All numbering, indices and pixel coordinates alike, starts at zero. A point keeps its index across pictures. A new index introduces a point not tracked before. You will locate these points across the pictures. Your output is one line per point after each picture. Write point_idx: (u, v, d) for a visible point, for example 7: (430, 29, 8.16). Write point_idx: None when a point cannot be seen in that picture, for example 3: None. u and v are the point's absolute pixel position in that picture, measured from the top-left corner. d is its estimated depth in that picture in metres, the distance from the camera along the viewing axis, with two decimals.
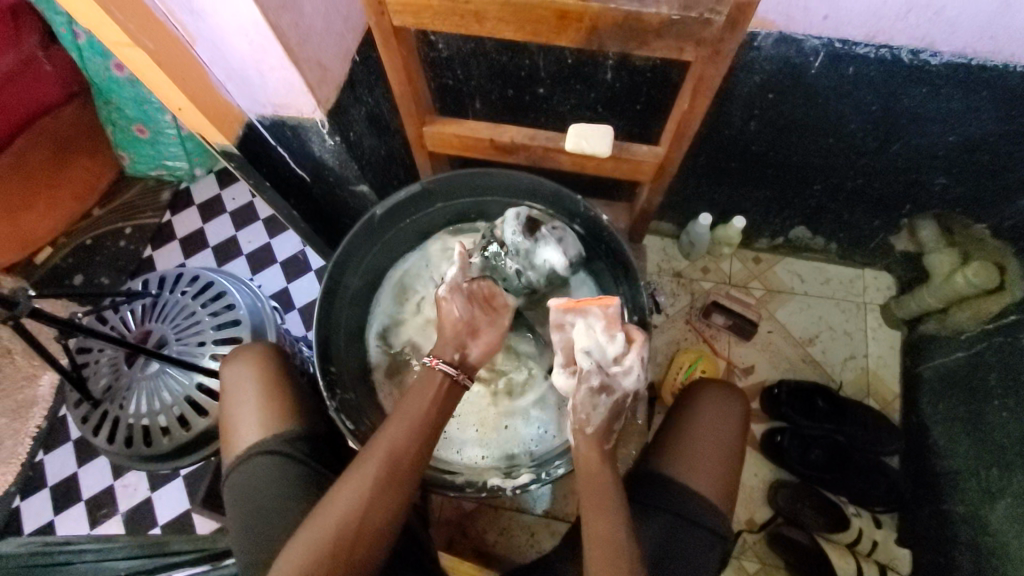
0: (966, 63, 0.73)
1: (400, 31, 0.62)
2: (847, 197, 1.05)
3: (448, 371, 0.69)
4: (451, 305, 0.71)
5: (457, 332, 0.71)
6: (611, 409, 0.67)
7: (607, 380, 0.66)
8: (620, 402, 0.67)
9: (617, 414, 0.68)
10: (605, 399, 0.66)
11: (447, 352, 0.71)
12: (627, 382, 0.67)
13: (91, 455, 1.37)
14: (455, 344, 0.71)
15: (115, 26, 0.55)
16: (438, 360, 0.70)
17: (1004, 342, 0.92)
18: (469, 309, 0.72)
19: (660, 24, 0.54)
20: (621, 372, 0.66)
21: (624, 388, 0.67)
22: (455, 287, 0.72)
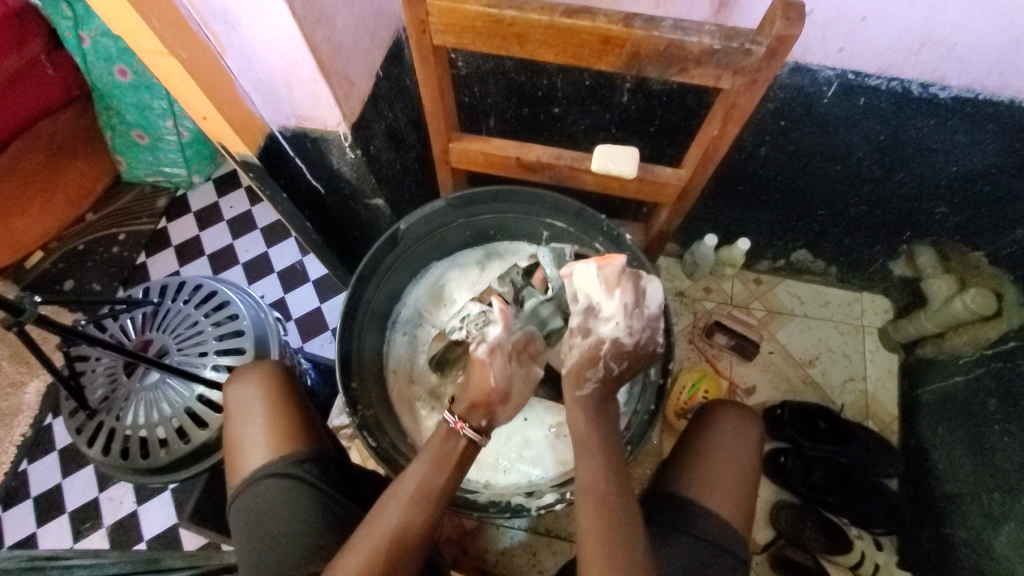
0: (974, 97, 0.76)
1: (438, 50, 0.64)
2: (849, 223, 1.07)
3: (472, 437, 0.66)
4: (491, 371, 0.67)
5: (485, 399, 0.67)
6: (583, 353, 0.68)
7: (587, 322, 0.68)
8: (595, 350, 0.68)
9: (592, 362, 0.68)
10: (578, 341, 0.69)
11: (474, 416, 0.67)
12: (605, 328, 0.67)
13: (75, 466, 1.33)
14: (480, 411, 0.67)
15: (151, 34, 0.56)
16: (463, 424, 0.66)
17: (1002, 367, 0.94)
18: (507, 373, 0.68)
19: (699, 52, 0.56)
20: (599, 317, 0.68)
21: (599, 334, 0.68)
22: (496, 347, 0.68)
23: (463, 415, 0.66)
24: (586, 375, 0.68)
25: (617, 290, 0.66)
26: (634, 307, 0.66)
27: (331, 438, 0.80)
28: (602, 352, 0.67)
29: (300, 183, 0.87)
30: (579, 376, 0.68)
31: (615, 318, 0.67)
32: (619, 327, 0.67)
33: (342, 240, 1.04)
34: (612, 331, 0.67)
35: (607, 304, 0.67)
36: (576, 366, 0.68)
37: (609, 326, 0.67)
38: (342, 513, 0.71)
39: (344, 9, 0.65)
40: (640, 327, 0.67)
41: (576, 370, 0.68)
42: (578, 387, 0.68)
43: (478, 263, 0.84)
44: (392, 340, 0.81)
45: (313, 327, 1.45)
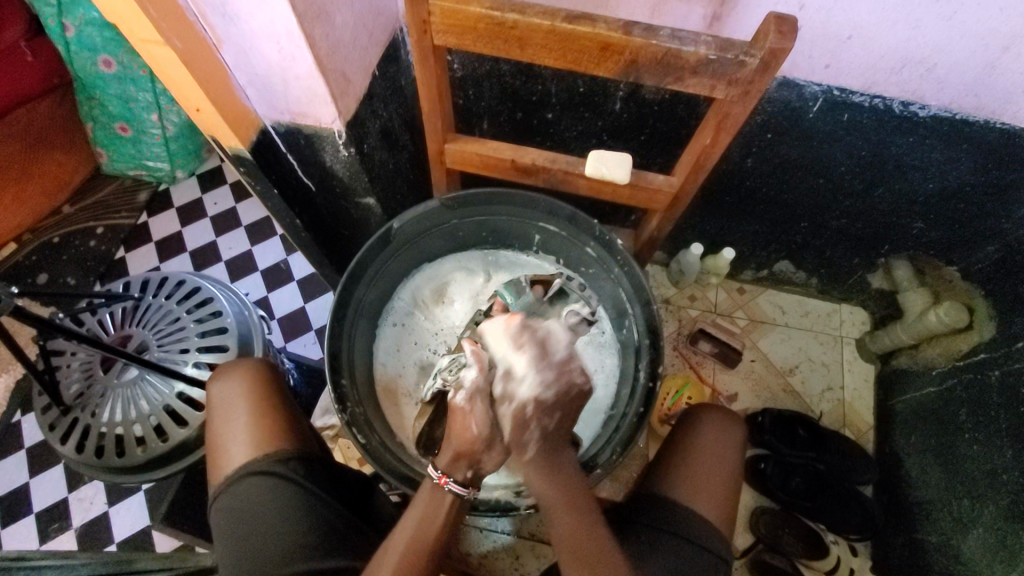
0: (951, 116, 0.79)
1: (438, 50, 0.64)
2: (830, 235, 1.10)
3: (459, 491, 0.61)
4: (473, 421, 0.59)
5: (469, 448, 0.59)
6: (512, 420, 0.59)
7: (507, 390, 0.59)
8: (522, 414, 0.59)
9: (523, 425, 0.59)
10: (504, 409, 0.59)
11: (458, 469, 0.61)
12: (523, 391, 0.59)
13: (45, 465, 1.29)
14: (465, 462, 0.61)
15: (147, 22, 0.55)
16: (446, 478, 0.61)
17: (974, 378, 0.97)
18: (491, 420, 0.59)
19: (695, 62, 0.57)
20: (514, 380, 0.59)
21: (521, 398, 0.58)
22: (474, 393, 0.59)
23: (445, 469, 0.62)
24: (523, 441, 0.60)
25: (521, 343, 0.61)
26: (541, 359, 0.60)
27: (317, 437, 0.79)
28: (528, 413, 0.59)
29: (291, 180, 0.87)
30: (517, 444, 0.60)
31: (529, 377, 0.59)
32: (536, 385, 0.59)
33: (330, 238, 1.04)
34: (529, 391, 0.59)
35: (517, 364, 0.59)
36: (511, 432, 0.59)
37: (525, 386, 0.59)
38: (327, 513, 0.71)
39: (343, 6, 0.66)
40: (554, 378, 0.60)
41: (513, 437, 0.59)
42: (523, 453, 0.61)
43: (485, 271, 0.84)
44: (382, 335, 0.81)
45: (297, 326, 1.43)
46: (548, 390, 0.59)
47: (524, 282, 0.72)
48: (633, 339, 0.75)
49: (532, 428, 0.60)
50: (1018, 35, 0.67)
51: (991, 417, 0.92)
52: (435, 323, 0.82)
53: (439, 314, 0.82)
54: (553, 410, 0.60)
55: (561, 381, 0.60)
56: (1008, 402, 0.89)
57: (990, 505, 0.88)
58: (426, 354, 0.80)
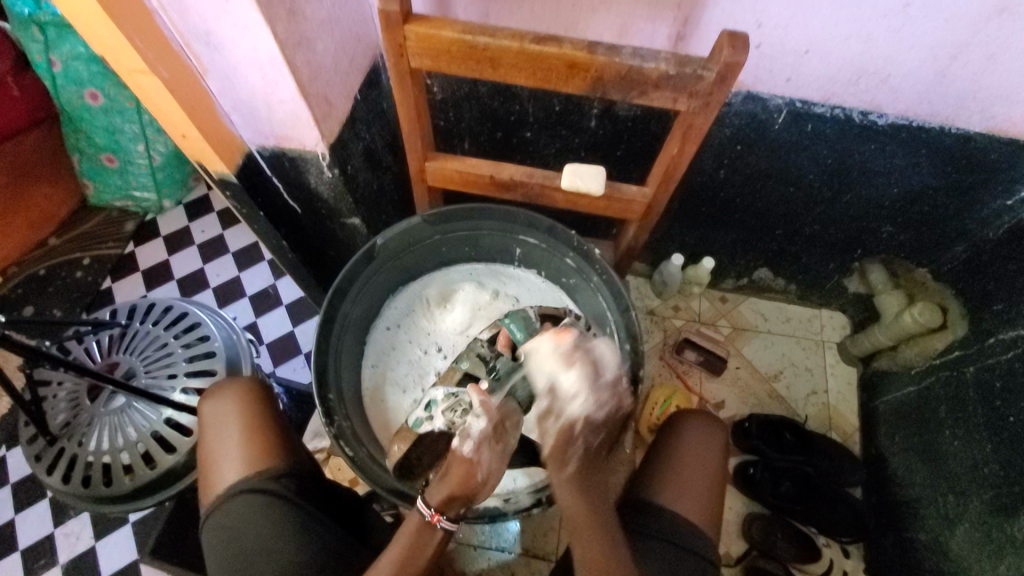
0: (908, 123, 0.83)
1: (414, 72, 0.67)
2: (805, 242, 1.13)
3: (449, 528, 0.63)
4: (481, 466, 0.61)
5: (466, 489, 0.61)
6: (558, 437, 0.61)
7: (555, 405, 0.62)
8: (569, 430, 0.61)
9: (569, 442, 0.61)
10: (550, 424, 0.62)
11: (453, 506, 0.63)
12: (573, 407, 0.61)
13: (29, 501, 1.26)
14: (460, 501, 0.62)
15: (135, 53, 0.58)
16: (439, 517, 0.62)
17: (950, 376, 1.00)
18: (495, 459, 0.62)
19: (657, 76, 0.61)
20: (565, 397, 0.62)
21: (570, 414, 0.61)
22: (481, 441, 0.61)
23: (438, 507, 0.62)
24: (568, 455, 0.62)
25: (573, 361, 0.63)
26: (594, 379, 0.62)
27: (307, 455, 0.80)
28: (577, 429, 0.61)
29: (277, 203, 0.89)
30: (560, 458, 0.62)
31: (581, 395, 0.61)
32: (587, 403, 0.61)
33: (317, 258, 1.06)
34: (580, 409, 0.61)
35: (566, 380, 0.62)
36: (556, 447, 0.62)
37: (577, 403, 0.61)
38: (318, 529, 0.71)
39: (324, 34, 0.68)
40: (608, 399, 0.62)
41: (556, 452, 0.62)
42: (564, 467, 0.62)
43: (493, 288, 0.86)
44: (375, 335, 0.85)
45: (285, 350, 1.44)
46: (597, 412, 0.62)
47: (534, 316, 0.71)
48: (616, 344, 0.77)
49: (578, 445, 0.62)
50: (962, 45, 0.71)
51: (969, 413, 0.94)
52: (432, 322, 0.85)
53: (438, 316, 0.85)
54: (601, 430, 0.62)
55: (613, 403, 0.63)
56: (984, 397, 0.91)
57: (974, 499, 0.90)
58: (418, 353, 0.83)
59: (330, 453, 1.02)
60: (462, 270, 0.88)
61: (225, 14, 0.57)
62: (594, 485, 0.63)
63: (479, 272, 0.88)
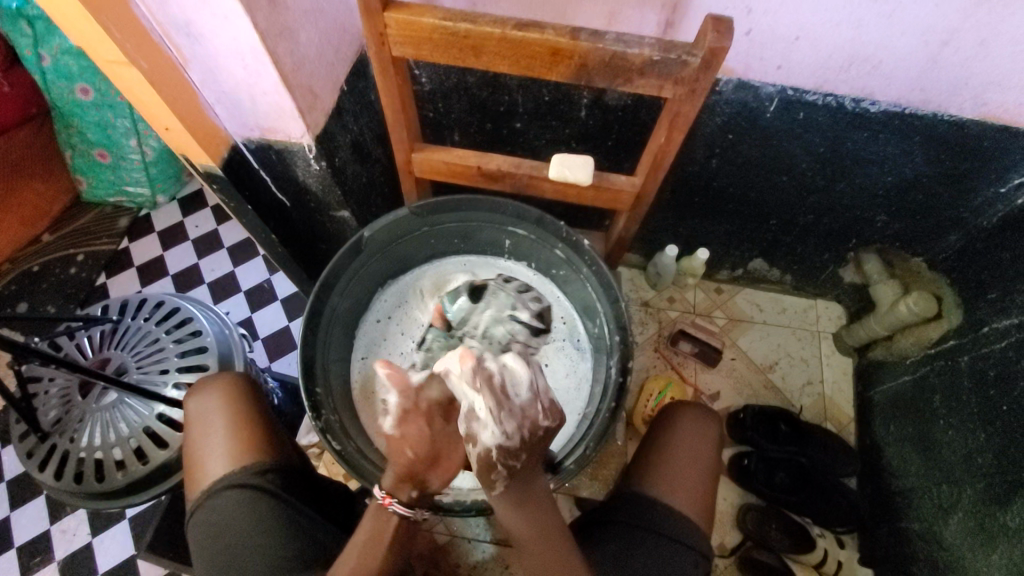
0: (901, 111, 0.82)
1: (398, 62, 0.66)
2: (799, 232, 1.13)
3: (402, 513, 0.62)
4: (409, 438, 0.59)
5: (409, 471, 0.60)
6: (477, 464, 0.58)
7: (471, 431, 0.57)
8: (488, 458, 0.57)
9: (489, 467, 0.58)
10: (468, 451, 0.57)
11: (403, 490, 0.62)
12: (484, 437, 0.56)
13: (26, 498, 1.27)
14: (408, 483, 0.61)
15: (114, 45, 0.57)
16: (389, 499, 0.62)
17: (944, 365, 1.00)
18: (430, 440, 0.60)
19: (642, 63, 0.60)
20: (477, 423, 0.57)
21: (483, 443, 0.56)
22: (404, 415, 0.59)
23: (389, 490, 0.62)
24: (493, 478, 0.58)
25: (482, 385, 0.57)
26: (501, 408, 0.57)
27: (295, 450, 0.79)
28: (494, 458, 0.57)
29: (266, 196, 0.88)
30: (486, 481, 0.59)
31: (491, 423, 0.57)
32: (497, 433, 0.57)
33: (307, 252, 1.05)
34: (493, 437, 0.57)
35: (478, 406, 0.57)
36: (478, 473, 0.58)
37: (489, 431, 0.57)
38: (306, 523, 0.71)
39: (308, 24, 0.68)
40: (518, 428, 0.58)
41: (480, 477, 0.58)
42: (490, 489, 0.59)
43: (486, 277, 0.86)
44: (365, 326, 0.85)
45: (281, 345, 1.43)
46: (510, 439, 0.58)
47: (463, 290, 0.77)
48: (606, 334, 0.76)
49: (497, 471, 0.58)
50: (954, 31, 0.70)
51: (963, 402, 0.94)
52: (425, 313, 0.85)
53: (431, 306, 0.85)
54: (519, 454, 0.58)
55: (524, 430, 0.58)
56: (978, 386, 0.91)
57: (967, 489, 0.90)
58: (409, 343, 0.83)
59: (323, 448, 1.01)
60: (452, 261, 0.88)
61: (204, 3, 0.56)
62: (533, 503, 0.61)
63: (471, 262, 0.88)
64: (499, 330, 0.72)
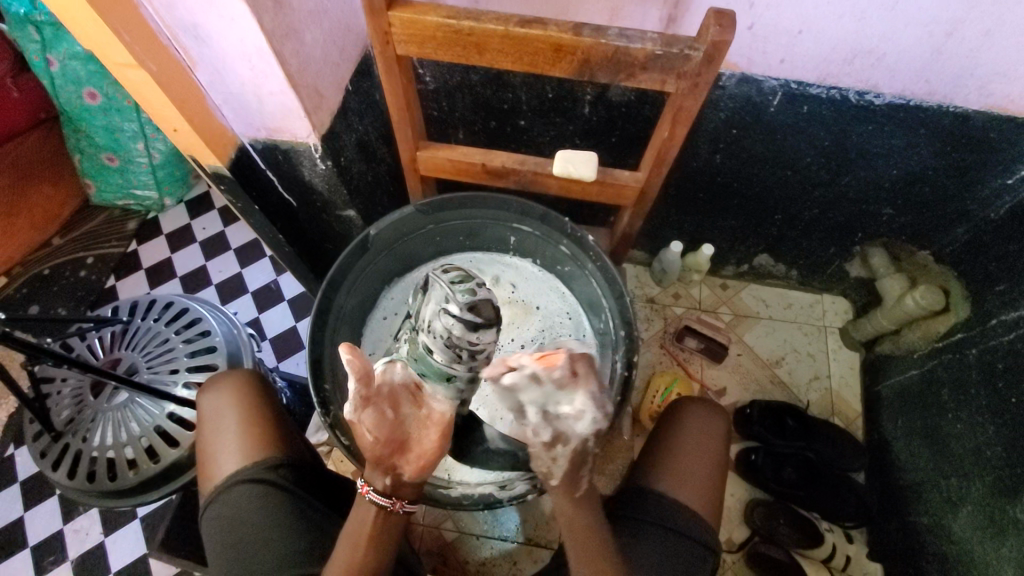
0: (906, 103, 0.82)
1: (402, 60, 0.67)
2: (804, 227, 1.12)
3: (378, 500, 0.60)
4: (371, 430, 0.55)
5: (377, 457, 0.57)
6: (570, 460, 0.60)
7: (560, 430, 0.58)
8: (582, 449, 0.60)
9: (583, 461, 0.61)
10: (560, 451, 0.59)
11: (377, 477, 0.59)
12: (579, 429, 0.58)
13: (40, 498, 1.28)
14: (380, 470, 0.59)
15: (123, 47, 0.58)
16: (366, 488, 0.60)
17: (952, 358, 0.99)
18: (396, 425, 0.56)
19: (645, 58, 0.60)
20: (571, 420, 0.57)
21: (579, 435, 0.58)
22: (363, 405, 0.53)
23: (366, 477, 0.60)
24: (578, 476, 0.62)
25: (577, 382, 0.55)
26: (600, 393, 0.57)
27: (305, 447, 0.80)
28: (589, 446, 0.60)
29: (273, 196, 0.89)
30: (573, 478, 0.62)
31: (588, 415, 0.57)
32: (595, 421, 0.57)
33: (314, 252, 1.06)
34: (587, 427, 0.58)
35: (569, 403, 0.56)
36: (568, 470, 0.61)
37: (584, 422, 0.57)
38: (316, 517, 0.71)
39: (313, 24, 0.68)
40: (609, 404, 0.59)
41: (569, 475, 0.61)
42: (574, 491, 0.62)
43: (492, 274, 0.87)
44: (372, 324, 0.85)
45: (288, 345, 1.45)
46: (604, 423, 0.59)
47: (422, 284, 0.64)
48: (612, 330, 0.77)
49: (588, 462, 0.61)
50: (959, 21, 0.70)
51: (971, 394, 0.93)
52: None
53: None
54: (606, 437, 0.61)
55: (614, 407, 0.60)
56: (986, 379, 0.90)
57: (976, 481, 0.89)
58: None
59: (332, 445, 1.02)
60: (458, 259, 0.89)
61: (210, 5, 0.57)
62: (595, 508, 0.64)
63: (476, 260, 0.88)
64: (437, 326, 0.59)
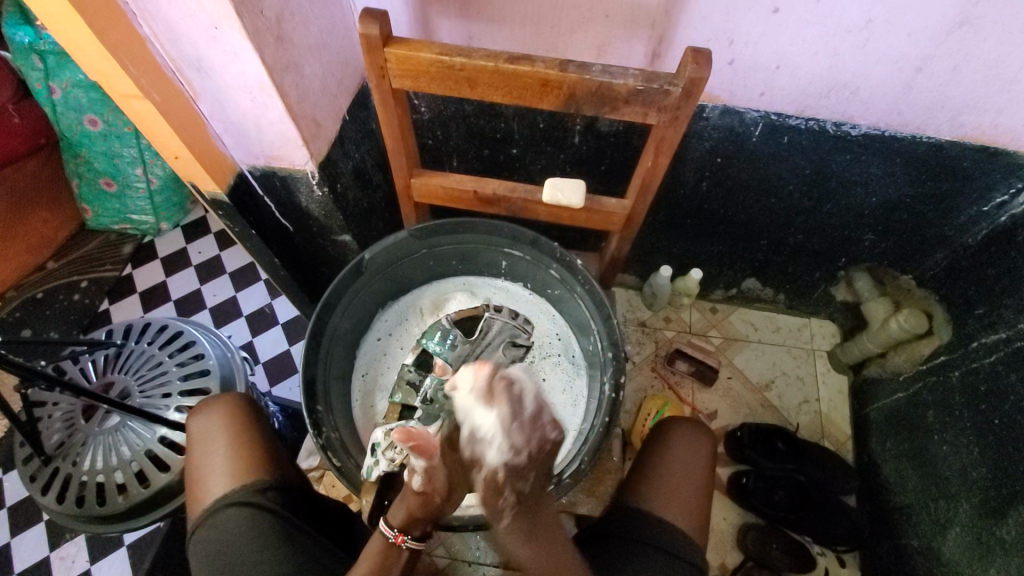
0: (881, 133, 0.85)
1: (397, 93, 0.70)
2: (790, 252, 1.15)
3: (415, 547, 0.61)
4: (438, 478, 0.57)
5: (425, 509, 0.59)
6: (484, 487, 0.51)
7: (475, 453, 0.52)
8: (494, 479, 0.51)
9: (497, 491, 0.51)
10: (475, 475, 0.52)
11: (417, 525, 0.61)
12: (490, 455, 0.51)
13: (25, 525, 1.26)
14: (423, 519, 0.60)
15: (129, 80, 0.61)
16: (402, 535, 0.60)
17: (937, 380, 1.01)
18: (450, 480, 0.57)
19: (627, 92, 0.63)
20: (482, 442, 0.51)
21: (510, 432, 0.54)
22: (428, 472, 0.56)
23: (403, 526, 0.60)
24: (500, 504, 0.52)
25: (493, 398, 0.53)
26: (514, 418, 0.52)
27: (295, 471, 0.80)
28: (501, 478, 0.51)
29: (270, 221, 0.92)
30: (492, 506, 0.52)
31: (497, 439, 0.51)
32: (534, 414, 0.54)
33: (310, 276, 1.08)
34: (497, 456, 0.51)
35: (482, 423, 0.52)
36: (486, 495, 0.52)
37: (527, 410, 0.56)
38: (305, 541, 0.71)
39: (312, 58, 0.71)
40: (527, 442, 0.51)
41: (487, 503, 0.53)
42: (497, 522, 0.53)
43: (484, 298, 0.89)
44: (366, 346, 0.87)
45: (282, 369, 1.45)
46: (519, 454, 0.51)
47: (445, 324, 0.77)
48: (601, 352, 0.78)
49: (506, 496, 0.51)
50: (927, 56, 0.74)
51: (956, 417, 0.95)
52: (425, 331, 0.87)
53: (431, 325, 0.87)
54: (527, 473, 0.51)
55: (535, 443, 0.52)
56: (970, 401, 0.92)
57: (964, 503, 0.90)
58: (408, 360, 0.86)
59: (324, 470, 1.01)
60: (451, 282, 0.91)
61: (214, 40, 0.60)
62: (536, 532, 0.54)
63: (469, 284, 0.90)
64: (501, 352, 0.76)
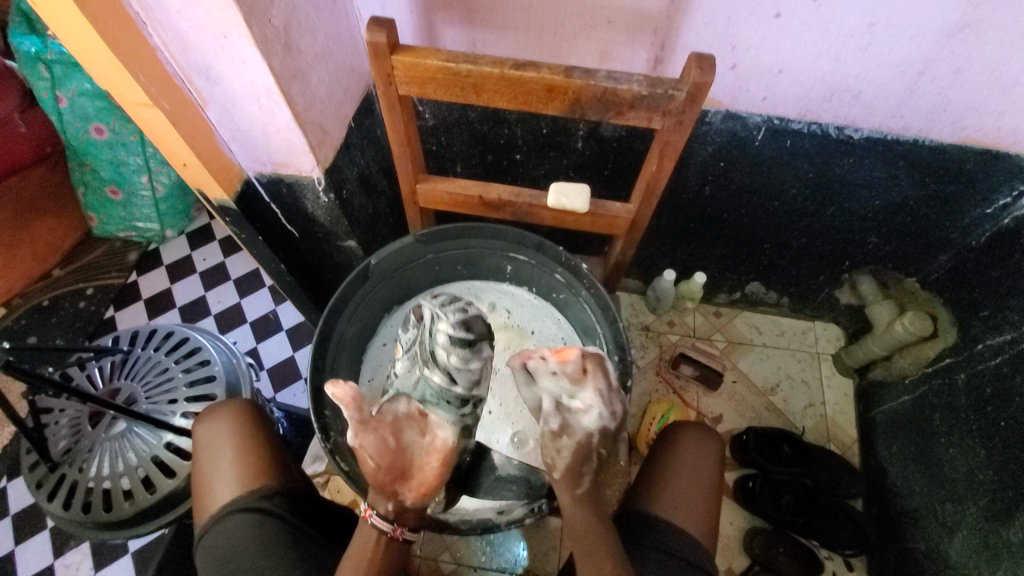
0: (883, 137, 0.86)
1: (402, 99, 0.70)
2: (794, 255, 1.15)
3: (380, 526, 0.62)
4: (372, 446, 0.59)
5: (379, 482, 0.60)
6: (575, 451, 0.63)
7: (566, 421, 0.64)
8: (587, 444, 0.63)
9: (588, 454, 0.64)
10: (565, 442, 0.64)
11: (381, 501, 0.62)
12: (587, 421, 0.63)
13: (30, 532, 1.26)
14: (384, 494, 0.61)
15: (139, 89, 0.61)
16: (370, 512, 0.63)
17: (942, 383, 1.01)
18: (398, 450, 0.60)
19: (631, 97, 0.64)
20: (581, 411, 0.64)
21: (585, 428, 0.63)
22: (361, 429, 0.58)
23: (370, 502, 0.63)
24: (581, 471, 0.64)
25: (585, 378, 0.63)
26: (609, 391, 0.64)
27: (301, 477, 0.80)
28: (594, 442, 0.64)
29: (276, 228, 0.92)
30: (575, 477, 0.64)
31: (595, 409, 0.63)
32: (601, 416, 0.63)
33: (315, 282, 1.08)
34: (593, 421, 0.63)
35: (575, 398, 0.64)
36: (568, 467, 0.64)
37: (591, 416, 0.63)
38: (311, 547, 0.71)
39: (319, 65, 0.72)
40: (620, 407, 0.65)
41: (573, 469, 0.64)
42: (576, 487, 0.64)
43: (489, 303, 0.89)
44: (372, 351, 0.87)
45: (286, 375, 1.45)
46: (612, 421, 0.64)
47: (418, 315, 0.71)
48: (606, 356, 0.78)
49: (591, 460, 0.64)
50: (928, 60, 0.74)
51: (962, 419, 0.94)
52: None
53: None
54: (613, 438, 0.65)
55: (623, 412, 0.65)
56: (976, 403, 0.92)
57: (971, 506, 0.89)
58: None
59: (330, 476, 1.02)
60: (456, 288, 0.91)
61: (223, 49, 0.61)
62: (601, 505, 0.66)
63: (474, 290, 0.91)
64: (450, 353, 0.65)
